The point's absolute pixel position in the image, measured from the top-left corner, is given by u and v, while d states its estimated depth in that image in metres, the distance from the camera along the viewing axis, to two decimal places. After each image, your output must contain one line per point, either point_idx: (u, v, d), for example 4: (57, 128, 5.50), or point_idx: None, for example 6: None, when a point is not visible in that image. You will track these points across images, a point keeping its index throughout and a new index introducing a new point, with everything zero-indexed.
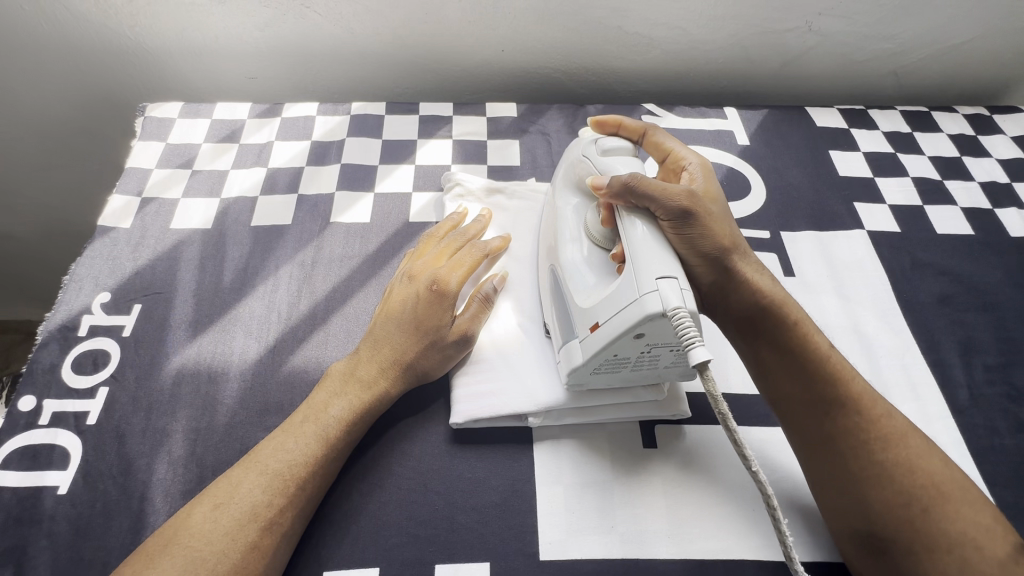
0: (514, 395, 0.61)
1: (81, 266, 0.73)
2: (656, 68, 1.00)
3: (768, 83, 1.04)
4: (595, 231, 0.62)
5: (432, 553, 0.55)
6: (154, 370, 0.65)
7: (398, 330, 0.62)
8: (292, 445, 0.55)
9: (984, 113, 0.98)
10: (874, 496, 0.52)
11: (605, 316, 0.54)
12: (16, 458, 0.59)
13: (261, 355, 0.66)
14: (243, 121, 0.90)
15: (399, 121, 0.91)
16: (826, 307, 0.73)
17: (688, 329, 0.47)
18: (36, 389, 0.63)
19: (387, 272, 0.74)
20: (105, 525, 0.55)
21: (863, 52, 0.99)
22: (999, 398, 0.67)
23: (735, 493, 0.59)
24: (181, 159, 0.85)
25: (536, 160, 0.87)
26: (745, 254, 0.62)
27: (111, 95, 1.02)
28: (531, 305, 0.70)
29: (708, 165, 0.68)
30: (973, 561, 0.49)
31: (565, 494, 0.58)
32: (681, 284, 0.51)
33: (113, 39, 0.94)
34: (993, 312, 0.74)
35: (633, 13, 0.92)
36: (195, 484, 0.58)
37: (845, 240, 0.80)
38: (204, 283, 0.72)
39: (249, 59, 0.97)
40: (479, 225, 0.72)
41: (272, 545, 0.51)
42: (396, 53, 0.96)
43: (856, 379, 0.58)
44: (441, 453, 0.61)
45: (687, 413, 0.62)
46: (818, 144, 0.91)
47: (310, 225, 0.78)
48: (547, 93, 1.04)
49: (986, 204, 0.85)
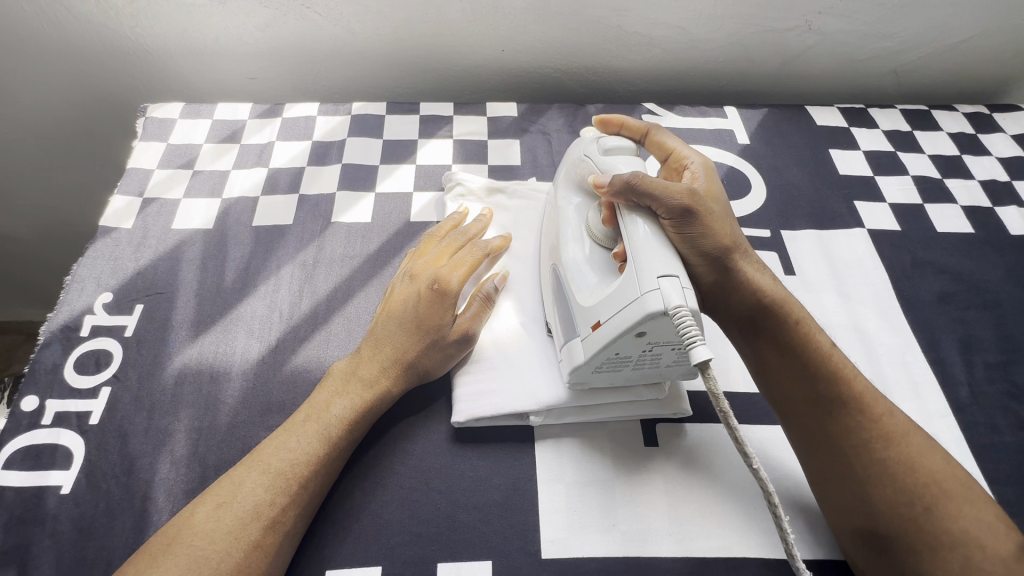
0: (515, 394, 0.62)
1: (83, 266, 0.73)
2: (655, 68, 1.00)
3: (768, 83, 1.04)
4: (596, 232, 0.62)
5: (434, 552, 0.55)
6: (156, 370, 0.65)
7: (399, 329, 0.62)
8: (295, 444, 0.55)
9: (984, 111, 0.98)
10: (876, 494, 0.52)
11: (606, 315, 0.54)
12: (19, 458, 0.59)
13: (263, 355, 0.67)
14: (243, 121, 0.90)
15: (399, 121, 0.91)
16: (826, 306, 0.73)
17: (690, 328, 0.47)
18: (39, 389, 0.63)
19: (388, 272, 0.74)
20: (108, 525, 0.56)
21: (863, 51, 1.00)
22: (999, 395, 0.67)
23: (736, 491, 0.59)
24: (182, 160, 0.85)
25: (536, 159, 0.88)
26: (746, 253, 0.62)
27: (112, 96, 1.02)
28: (532, 304, 0.70)
29: (710, 165, 0.68)
30: (977, 559, 0.49)
31: (567, 493, 0.58)
32: (682, 283, 0.51)
33: (114, 40, 0.94)
34: (994, 310, 0.74)
35: (633, 12, 0.92)
36: (197, 483, 0.58)
37: (845, 238, 0.80)
38: (206, 283, 0.72)
39: (249, 60, 0.98)
40: (480, 224, 0.72)
41: (275, 545, 0.51)
42: (396, 53, 0.96)
43: (857, 377, 0.58)
44: (442, 453, 0.61)
45: (687, 412, 0.63)
46: (818, 143, 0.92)
47: (311, 225, 0.78)
48: (547, 92, 1.04)
49: (986, 203, 0.85)
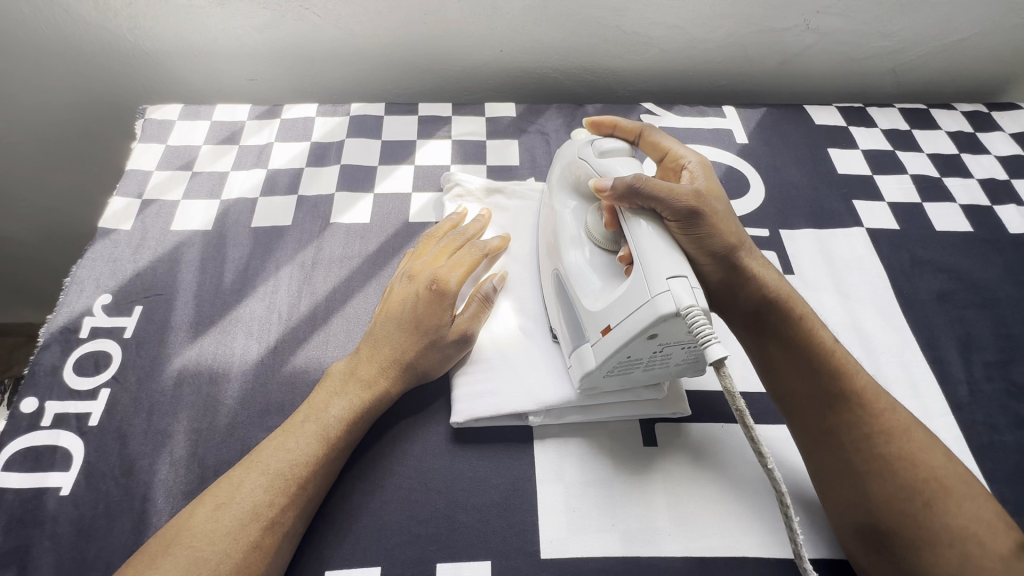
0: (514, 394, 0.62)
1: (82, 268, 0.73)
2: (654, 68, 1.00)
3: (767, 82, 1.04)
4: (597, 235, 0.62)
5: (433, 552, 0.55)
6: (155, 371, 0.65)
7: (398, 330, 0.62)
8: (293, 444, 0.55)
9: (983, 110, 0.98)
10: (875, 489, 0.52)
11: (617, 319, 0.54)
12: (18, 459, 0.59)
13: (262, 356, 0.67)
14: (242, 122, 0.90)
15: (398, 122, 0.91)
16: (825, 305, 0.73)
17: (704, 327, 0.47)
18: (38, 390, 0.63)
19: (387, 273, 0.75)
20: (108, 526, 0.56)
21: (862, 50, 1.00)
22: (998, 394, 0.67)
23: (735, 490, 0.59)
24: (181, 161, 0.85)
25: (535, 159, 0.88)
26: (749, 251, 0.62)
27: (112, 98, 1.02)
28: (531, 304, 0.70)
29: (707, 163, 0.68)
30: (977, 555, 0.49)
31: (566, 493, 0.58)
32: (691, 283, 0.51)
33: (113, 42, 0.94)
34: (993, 308, 0.74)
35: (631, 12, 0.92)
36: (196, 484, 0.58)
37: (844, 237, 0.80)
38: (205, 284, 0.73)
39: (249, 61, 0.98)
40: (478, 225, 0.72)
41: (273, 546, 0.51)
42: (395, 54, 0.96)
43: (857, 373, 0.58)
44: (441, 453, 0.61)
45: (687, 412, 0.63)
46: (817, 142, 0.92)
47: (310, 225, 0.78)
48: (546, 93, 1.04)
49: (985, 201, 0.85)
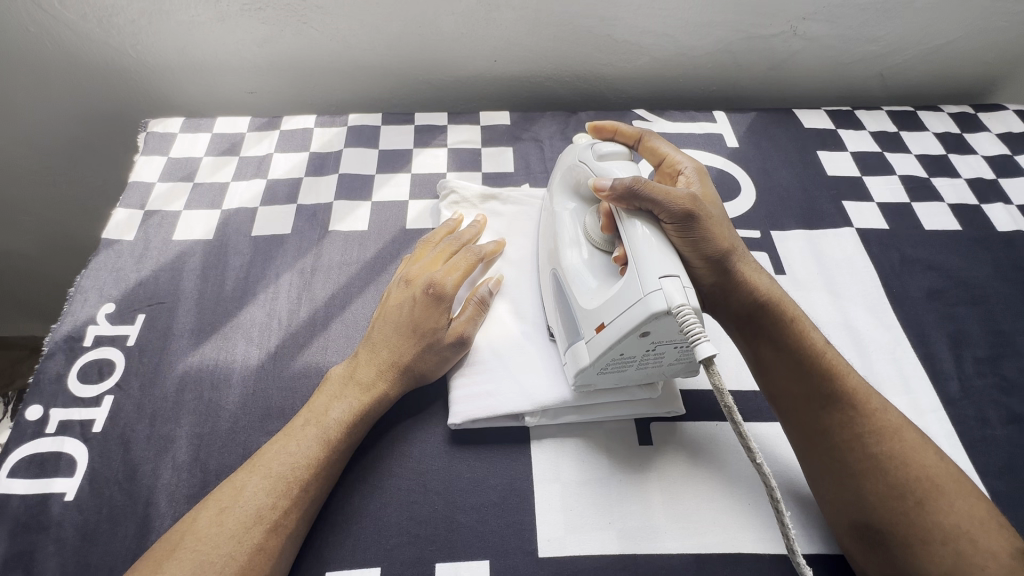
0: (511, 396, 0.63)
1: (87, 277, 0.75)
2: (645, 75, 1.02)
3: (757, 86, 1.06)
4: (596, 238, 0.64)
5: (432, 552, 0.56)
6: (158, 377, 0.66)
7: (396, 333, 0.64)
8: (294, 447, 0.56)
9: (970, 111, 1.00)
10: (867, 487, 0.53)
11: (610, 316, 0.55)
12: (24, 466, 0.60)
13: (263, 361, 0.68)
14: (242, 134, 0.92)
15: (395, 131, 0.93)
16: (817, 303, 0.74)
17: (695, 326, 0.49)
18: (43, 398, 0.64)
19: (386, 278, 0.76)
20: (111, 531, 0.57)
21: (849, 54, 1.01)
22: (988, 389, 0.68)
23: (731, 488, 0.60)
24: (182, 173, 0.87)
25: (529, 165, 0.89)
26: (742, 255, 0.64)
27: (113, 111, 1.04)
28: (528, 307, 0.71)
29: (703, 169, 0.70)
30: (969, 552, 0.49)
31: (563, 492, 0.59)
32: (683, 283, 0.52)
33: (116, 58, 0.97)
34: (981, 305, 0.75)
35: (621, 21, 0.94)
36: (198, 488, 0.59)
37: (834, 237, 0.81)
38: (206, 291, 0.74)
39: (249, 76, 1.00)
40: (474, 229, 0.74)
41: (277, 547, 0.52)
42: (390, 65, 0.98)
43: (850, 373, 0.59)
44: (440, 454, 0.62)
45: (682, 410, 0.64)
46: (806, 145, 0.93)
47: (309, 233, 0.80)
48: (537, 100, 1.06)
49: (973, 201, 0.87)
